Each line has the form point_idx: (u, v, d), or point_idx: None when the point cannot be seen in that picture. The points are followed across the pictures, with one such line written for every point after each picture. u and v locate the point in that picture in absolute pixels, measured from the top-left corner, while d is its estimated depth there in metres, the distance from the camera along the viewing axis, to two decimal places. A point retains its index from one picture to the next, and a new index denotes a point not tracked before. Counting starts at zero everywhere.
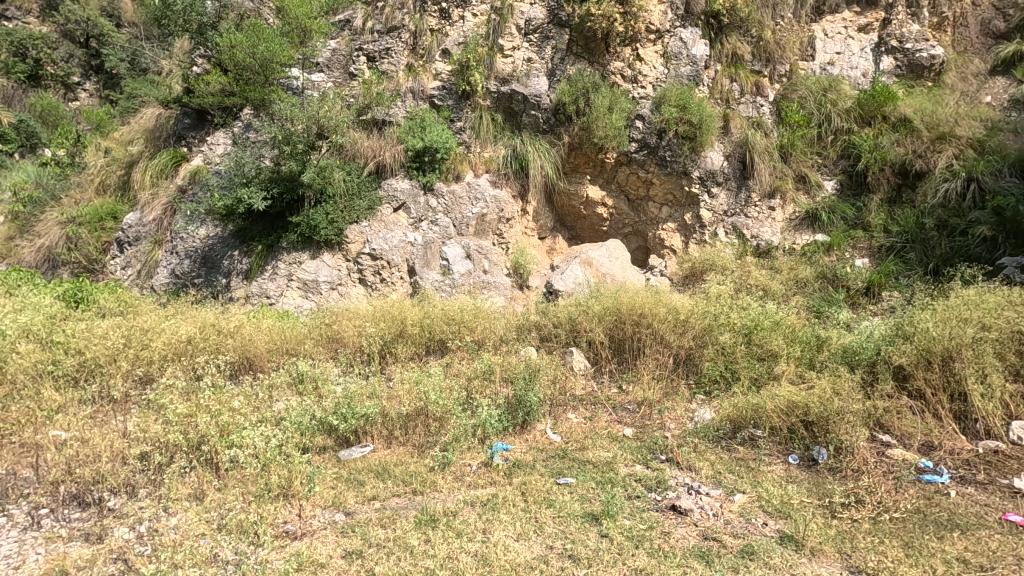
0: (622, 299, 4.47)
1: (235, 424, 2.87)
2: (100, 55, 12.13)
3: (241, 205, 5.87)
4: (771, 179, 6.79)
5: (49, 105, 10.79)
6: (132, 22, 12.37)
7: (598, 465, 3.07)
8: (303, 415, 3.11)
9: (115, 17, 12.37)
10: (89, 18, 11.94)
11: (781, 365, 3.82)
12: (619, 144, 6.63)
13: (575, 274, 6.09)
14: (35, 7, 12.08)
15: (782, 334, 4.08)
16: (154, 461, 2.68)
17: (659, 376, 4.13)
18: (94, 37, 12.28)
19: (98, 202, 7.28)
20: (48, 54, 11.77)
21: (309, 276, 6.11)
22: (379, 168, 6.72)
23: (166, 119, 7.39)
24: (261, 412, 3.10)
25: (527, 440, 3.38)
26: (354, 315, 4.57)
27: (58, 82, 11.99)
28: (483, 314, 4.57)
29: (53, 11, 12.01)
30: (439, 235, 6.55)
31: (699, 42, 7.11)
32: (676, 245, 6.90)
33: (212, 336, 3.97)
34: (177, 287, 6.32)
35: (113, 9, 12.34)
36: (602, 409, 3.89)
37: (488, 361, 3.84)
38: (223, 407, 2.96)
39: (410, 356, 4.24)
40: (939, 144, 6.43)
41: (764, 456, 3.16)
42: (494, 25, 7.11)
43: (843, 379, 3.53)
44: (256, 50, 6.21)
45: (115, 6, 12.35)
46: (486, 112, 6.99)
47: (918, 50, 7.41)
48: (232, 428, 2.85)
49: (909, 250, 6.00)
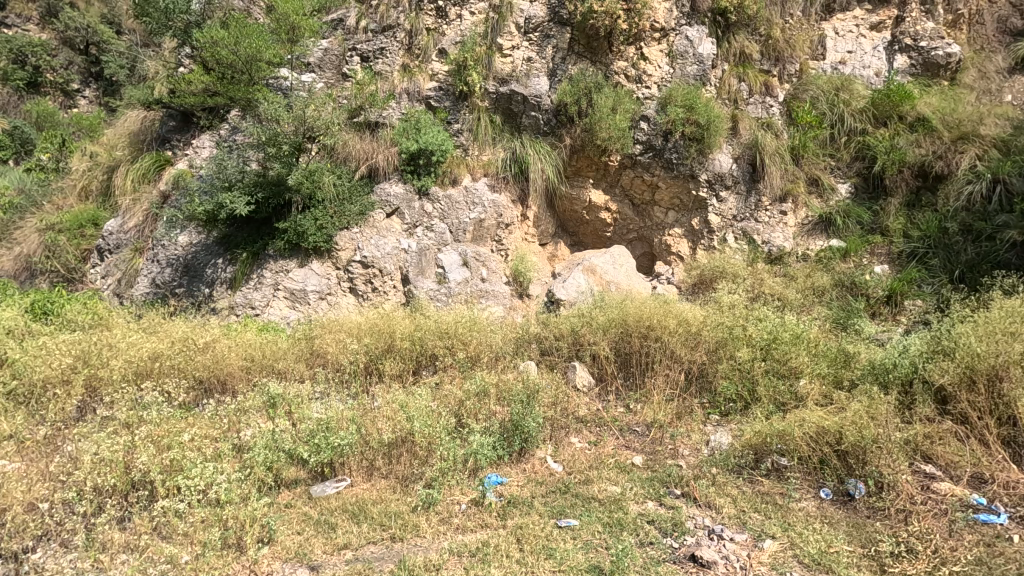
0: (629, 310, 4.16)
1: (186, 463, 2.51)
2: (100, 61, 11.84)
3: (222, 210, 5.55)
4: (782, 182, 6.47)
5: (45, 112, 10.38)
6: (132, 28, 11.98)
7: (606, 503, 2.70)
8: (271, 447, 2.75)
9: (115, 24, 12.05)
10: (89, 25, 11.76)
11: (805, 384, 3.47)
12: (624, 146, 6.28)
13: (578, 283, 5.74)
14: (36, 15, 11.96)
15: (806, 349, 3.71)
16: (80, 509, 2.31)
17: (670, 397, 3.79)
18: (94, 45, 11.92)
19: (80, 208, 6.97)
20: (47, 61, 11.49)
21: (297, 285, 5.78)
22: (371, 172, 6.43)
23: (150, 122, 7.11)
24: (221, 444, 2.75)
25: (524, 471, 3.03)
26: (339, 328, 4.25)
27: (58, 89, 11.68)
28: (479, 327, 4.20)
29: (54, 19, 11.81)
30: (434, 242, 6.23)
31: (706, 40, 6.79)
32: (683, 251, 6.58)
33: (179, 353, 3.66)
34: (157, 297, 5.95)
35: (114, 15, 12.01)
36: (608, 432, 3.56)
37: (482, 380, 3.45)
38: (169, 440, 2.65)
39: (398, 373, 3.91)
40: (961, 144, 6.09)
41: (792, 491, 2.80)
42: (493, 24, 6.79)
43: (879, 400, 3.16)
44: (238, 47, 5.96)
45: (116, 13, 12.02)
46: (483, 114, 6.68)
47: (934, 48, 7.08)
48: (183, 465, 2.53)
49: (932, 256, 5.62)
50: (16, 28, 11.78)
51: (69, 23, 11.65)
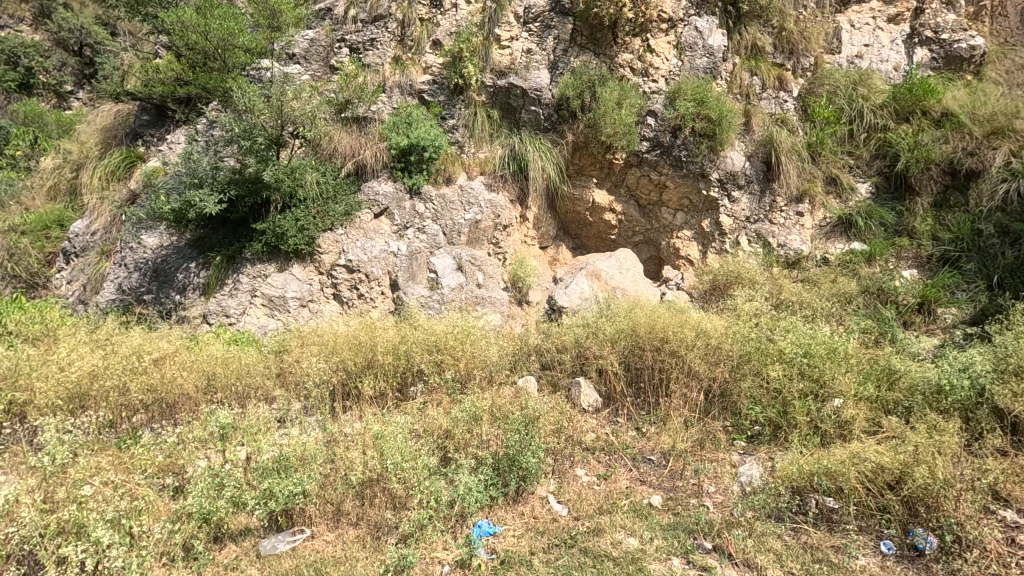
0: (641, 319, 3.69)
1: (88, 522, 1.99)
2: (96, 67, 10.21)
3: (191, 210, 5.05)
4: (799, 182, 5.98)
5: (32, 111, 8.61)
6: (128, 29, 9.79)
7: (622, 562, 2.23)
8: (207, 496, 2.22)
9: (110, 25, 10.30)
10: (83, 26, 10.11)
11: (850, 408, 2.97)
12: (630, 142, 5.82)
13: (582, 288, 5.25)
14: (29, 15, 10.66)
15: (847, 364, 3.22)
16: None
17: (690, 421, 3.31)
18: (89, 46, 10.32)
19: (46, 207, 6.50)
20: (40, 62, 9.95)
21: (276, 291, 5.29)
22: (358, 169, 5.97)
23: (125, 116, 6.71)
24: (145, 493, 2.23)
25: (522, 515, 2.56)
26: (316, 340, 3.77)
27: (50, 91, 10.12)
28: (473, 338, 3.69)
29: (48, 18, 10.41)
30: (426, 245, 5.74)
31: (716, 32, 6.32)
32: (693, 255, 6.07)
33: (119, 371, 3.20)
34: (122, 304, 5.45)
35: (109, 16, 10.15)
36: (620, 463, 3.07)
37: (472, 405, 2.93)
38: (68, 492, 2.12)
39: (379, 393, 3.45)
40: (994, 139, 5.61)
41: (850, 547, 2.30)
42: (490, 14, 6.35)
43: (941, 430, 2.68)
44: (209, 32, 5.47)
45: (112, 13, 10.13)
46: (480, 109, 6.23)
47: (956, 41, 6.64)
48: (84, 524, 2.02)
49: (965, 260, 5.17)
50: (8, 29, 10.50)
51: (62, 23, 9.98)
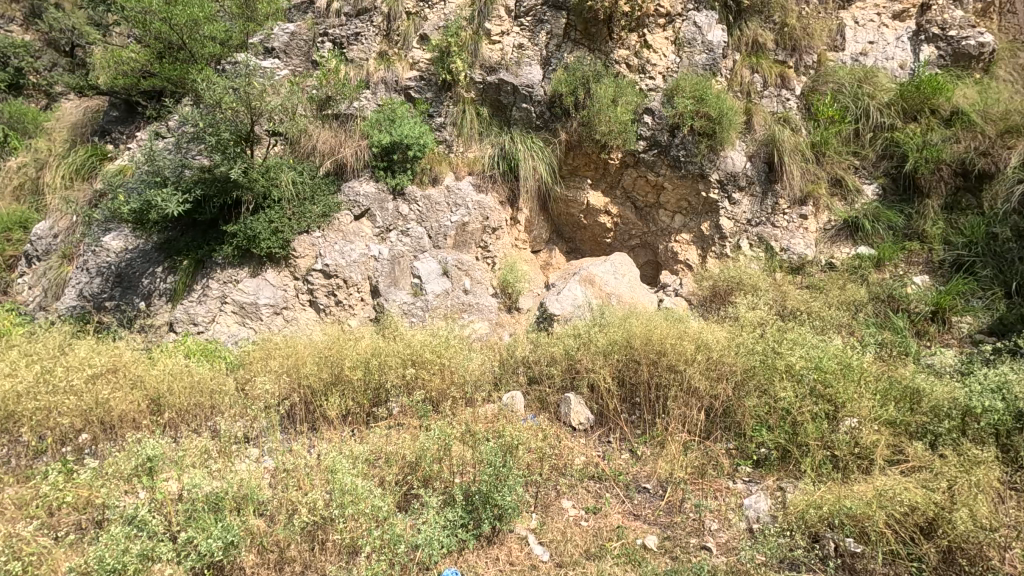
0: (636, 329, 3.37)
1: None
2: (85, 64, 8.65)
3: (153, 210, 4.70)
4: (803, 183, 5.65)
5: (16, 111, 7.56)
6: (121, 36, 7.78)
7: None
8: (110, 551, 1.85)
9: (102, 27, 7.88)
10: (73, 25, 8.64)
11: (871, 432, 2.63)
12: (625, 141, 5.49)
13: (574, 294, 4.90)
14: (19, 15, 9.30)
15: (864, 382, 2.88)
16: None
17: (690, 444, 2.95)
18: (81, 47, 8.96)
19: (10, 208, 6.15)
20: (30, 62, 8.57)
21: (247, 297, 4.93)
22: (338, 168, 5.63)
23: (93, 112, 6.39)
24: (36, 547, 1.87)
25: (497, 561, 2.26)
26: (279, 352, 3.42)
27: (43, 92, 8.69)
28: (453, 348, 3.36)
29: (37, 18, 9.07)
30: (410, 248, 5.40)
31: (716, 27, 5.97)
32: (691, 259, 5.71)
33: (49, 392, 2.87)
34: (82, 310, 5.09)
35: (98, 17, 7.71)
36: (611, 494, 2.72)
37: (442, 430, 2.58)
38: None
39: (346, 411, 3.09)
40: (1008, 138, 5.30)
41: None
42: (480, 8, 6.04)
43: (975, 459, 2.35)
44: (173, 20, 5.25)
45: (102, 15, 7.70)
46: (469, 106, 5.89)
47: (964, 38, 6.32)
48: None
49: (980, 265, 4.86)
50: None
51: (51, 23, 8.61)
